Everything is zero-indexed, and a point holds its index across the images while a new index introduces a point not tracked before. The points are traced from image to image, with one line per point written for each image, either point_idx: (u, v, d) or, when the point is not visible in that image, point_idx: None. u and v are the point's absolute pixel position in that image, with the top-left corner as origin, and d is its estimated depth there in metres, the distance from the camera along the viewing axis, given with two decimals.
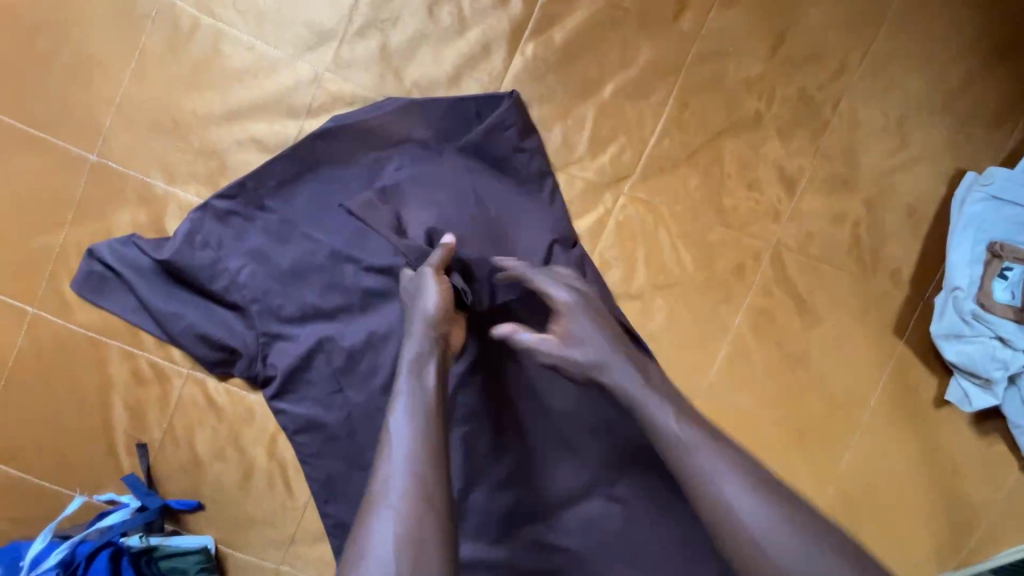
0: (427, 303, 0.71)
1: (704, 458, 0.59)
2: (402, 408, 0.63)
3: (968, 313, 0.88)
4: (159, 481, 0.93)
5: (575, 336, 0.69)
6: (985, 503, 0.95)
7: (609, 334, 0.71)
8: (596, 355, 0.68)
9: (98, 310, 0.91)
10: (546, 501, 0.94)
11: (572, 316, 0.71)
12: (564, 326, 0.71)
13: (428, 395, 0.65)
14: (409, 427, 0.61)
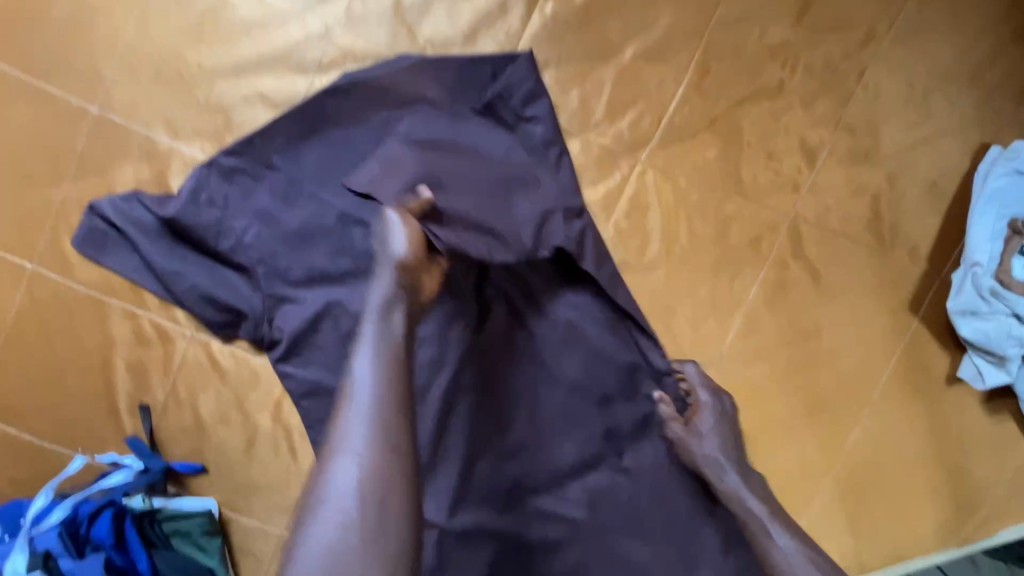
0: (395, 248, 0.69)
1: (783, 543, 0.76)
2: (365, 351, 0.59)
3: (987, 290, 0.87)
4: (162, 443, 0.92)
5: (696, 429, 0.90)
6: (991, 481, 0.95)
7: (727, 436, 0.90)
8: (712, 454, 0.88)
9: (100, 268, 0.89)
10: (552, 471, 0.94)
11: (701, 414, 0.90)
12: (694, 427, 0.90)
13: (395, 338, 0.61)
14: (372, 371, 0.58)
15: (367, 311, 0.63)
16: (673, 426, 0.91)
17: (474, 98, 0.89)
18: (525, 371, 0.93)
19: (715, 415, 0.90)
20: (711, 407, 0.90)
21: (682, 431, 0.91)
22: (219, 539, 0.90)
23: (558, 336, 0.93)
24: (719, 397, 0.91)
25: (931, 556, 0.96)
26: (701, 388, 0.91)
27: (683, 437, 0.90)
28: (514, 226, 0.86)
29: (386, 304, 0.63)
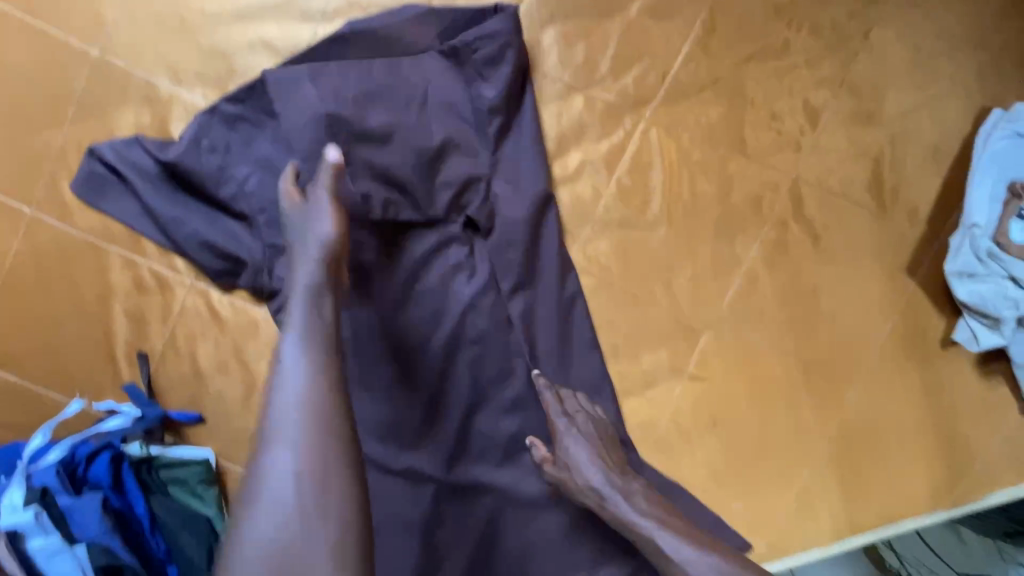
0: (322, 228, 0.70)
1: (685, 556, 0.75)
2: (293, 339, 0.61)
3: (984, 252, 0.88)
4: (159, 391, 0.92)
5: (566, 465, 0.86)
6: (983, 444, 0.97)
7: (595, 456, 0.86)
8: (595, 482, 0.84)
9: (99, 214, 0.88)
10: (550, 424, 0.95)
11: (565, 446, 0.86)
12: (568, 459, 0.86)
13: (323, 324, 0.63)
14: (300, 356, 0.59)
15: (292, 299, 0.65)
16: (549, 468, 0.88)
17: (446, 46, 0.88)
18: (517, 330, 0.93)
19: (584, 437, 0.87)
20: (577, 434, 0.87)
21: (557, 469, 0.87)
22: (216, 488, 0.90)
23: (560, 298, 0.93)
24: (583, 423, 0.89)
25: (920, 518, 0.98)
26: (562, 415, 0.88)
27: (562, 474, 0.86)
28: (433, 187, 0.89)
29: (310, 293, 0.65)
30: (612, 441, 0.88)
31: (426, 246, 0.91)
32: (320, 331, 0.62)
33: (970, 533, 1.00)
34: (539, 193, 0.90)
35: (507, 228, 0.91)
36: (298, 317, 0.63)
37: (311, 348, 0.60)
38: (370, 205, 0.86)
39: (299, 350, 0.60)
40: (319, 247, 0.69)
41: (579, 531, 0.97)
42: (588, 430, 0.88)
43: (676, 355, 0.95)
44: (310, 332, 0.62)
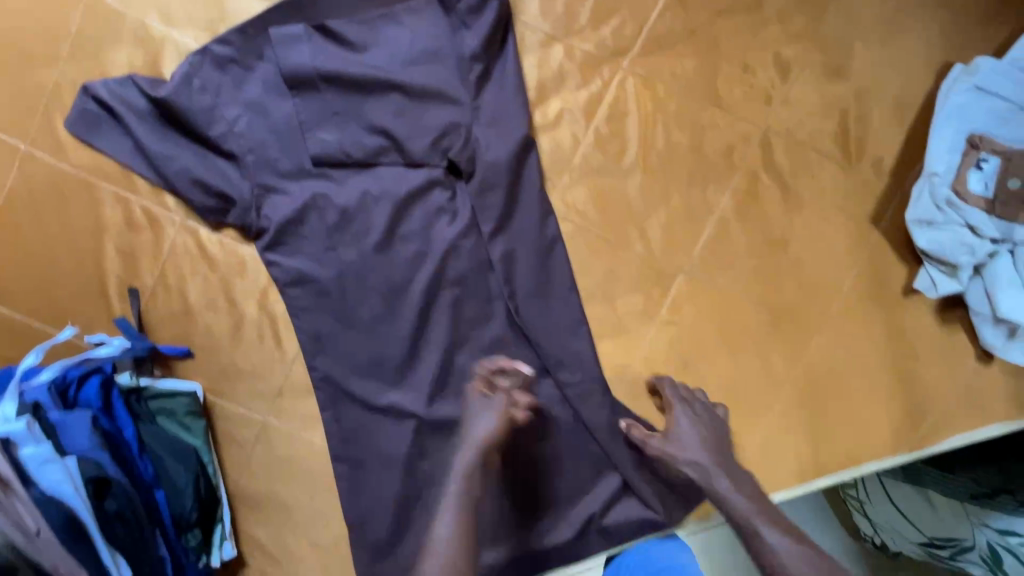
0: (481, 428, 0.87)
1: (775, 542, 0.77)
2: (445, 515, 0.81)
3: (943, 200, 0.92)
4: (150, 326, 0.95)
5: (675, 439, 0.91)
6: (940, 390, 1.01)
7: (706, 440, 0.90)
8: (698, 459, 0.88)
9: (91, 151, 0.91)
10: (526, 364, 0.99)
11: (676, 422, 0.92)
12: (673, 437, 0.91)
13: (470, 511, 0.82)
14: (449, 531, 0.79)
15: (451, 478, 0.85)
16: (652, 441, 0.93)
17: None
18: (496, 271, 0.97)
19: (692, 421, 0.92)
20: (686, 413, 0.93)
21: (662, 443, 0.92)
22: (203, 420, 0.94)
23: (541, 240, 0.96)
24: (690, 406, 0.94)
25: (884, 460, 1.02)
26: (679, 398, 0.95)
27: (664, 447, 0.91)
28: (416, 132, 0.93)
29: (464, 480, 0.84)
30: (717, 432, 0.92)
31: (409, 187, 0.94)
32: (466, 514, 0.81)
33: (940, 499, 0.96)
34: (521, 136, 0.93)
35: (489, 172, 0.93)
36: (453, 504, 0.82)
37: (461, 525, 0.80)
38: (349, 156, 0.93)
39: (447, 521, 0.80)
40: (478, 443, 0.86)
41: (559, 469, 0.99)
42: (704, 417, 0.94)
43: (650, 299, 0.99)
44: (456, 513, 0.81)
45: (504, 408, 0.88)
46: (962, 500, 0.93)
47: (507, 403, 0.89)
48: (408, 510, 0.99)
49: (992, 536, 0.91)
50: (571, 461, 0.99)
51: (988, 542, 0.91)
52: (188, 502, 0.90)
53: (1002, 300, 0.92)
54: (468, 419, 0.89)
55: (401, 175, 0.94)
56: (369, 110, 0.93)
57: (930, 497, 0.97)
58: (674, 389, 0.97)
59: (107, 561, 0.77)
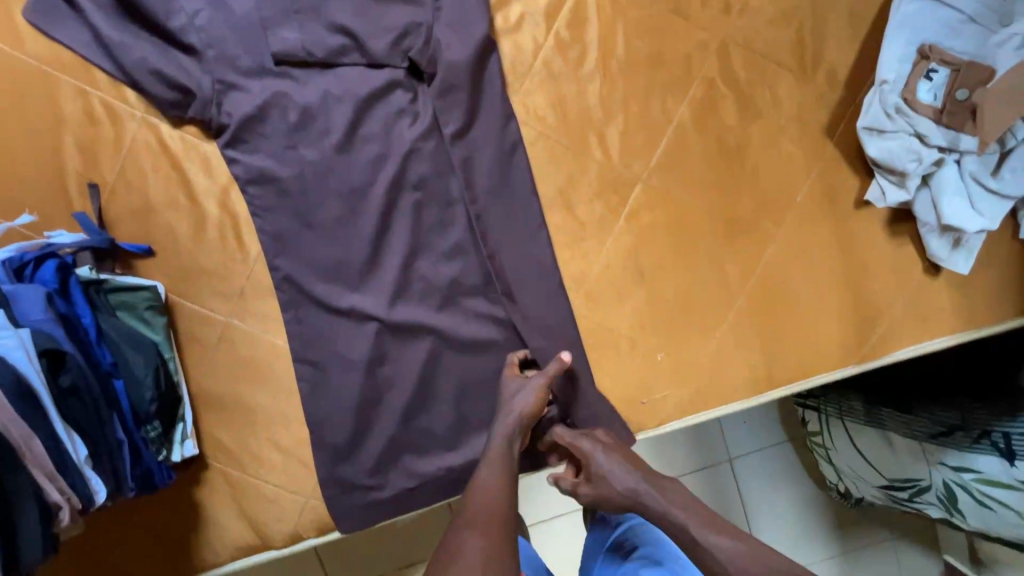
0: (522, 402, 0.91)
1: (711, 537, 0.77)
2: (484, 467, 0.85)
3: (892, 107, 0.95)
4: (109, 224, 0.95)
5: (598, 478, 0.87)
6: (888, 301, 1.03)
7: (625, 464, 0.87)
8: (626, 485, 0.85)
9: (50, 42, 0.91)
10: (484, 271, 1.00)
11: (591, 460, 0.89)
12: (594, 474, 0.88)
13: (509, 464, 0.86)
14: (485, 477, 0.83)
15: (489, 442, 0.89)
16: (582, 487, 0.89)
17: None
18: (456, 174, 0.98)
19: (604, 451, 0.89)
20: (596, 446, 0.90)
21: (590, 485, 0.88)
22: (164, 317, 0.95)
23: (501, 143, 0.98)
24: (596, 440, 0.91)
25: (834, 373, 1.04)
26: (583, 438, 0.91)
27: (592, 487, 0.88)
28: (377, 31, 0.94)
29: (500, 444, 0.87)
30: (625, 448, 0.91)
31: (370, 88, 0.95)
32: (506, 470, 0.84)
33: (901, 440, 1.17)
34: (481, 36, 0.95)
35: (449, 73, 0.95)
36: (491, 459, 0.86)
37: (499, 479, 0.82)
38: (311, 54, 0.94)
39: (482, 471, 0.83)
40: (518, 415, 0.90)
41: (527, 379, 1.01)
42: (610, 445, 0.91)
43: (609, 207, 1.00)
44: (495, 467, 0.84)
45: (542, 387, 0.91)
46: (921, 441, 1.13)
47: (546, 384, 0.92)
48: (368, 414, 1.00)
49: (948, 473, 1.11)
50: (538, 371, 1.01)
51: (944, 479, 1.12)
52: (147, 393, 0.90)
53: (946, 207, 0.95)
54: (505, 396, 0.94)
55: (362, 75, 0.95)
56: (331, 9, 0.94)
57: (893, 439, 1.19)
58: (571, 434, 0.93)
59: (62, 434, 0.76)
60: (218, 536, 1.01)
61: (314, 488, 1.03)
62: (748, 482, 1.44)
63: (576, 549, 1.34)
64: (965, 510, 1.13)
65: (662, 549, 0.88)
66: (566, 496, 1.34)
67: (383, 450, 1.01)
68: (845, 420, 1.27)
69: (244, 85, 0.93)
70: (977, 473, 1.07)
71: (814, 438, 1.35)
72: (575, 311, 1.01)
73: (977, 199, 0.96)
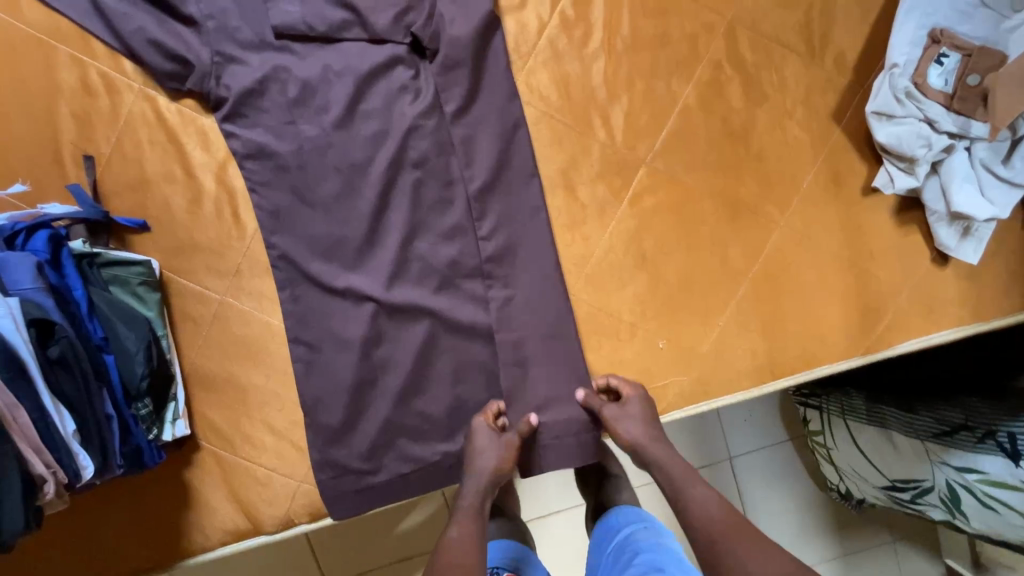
0: (490, 458, 0.92)
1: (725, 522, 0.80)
2: (457, 522, 0.87)
3: (901, 91, 0.93)
4: (104, 197, 0.94)
5: (628, 418, 0.93)
6: (894, 290, 1.01)
7: (654, 426, 0.94)
8: (642, 434, 0.92)
9: (46, 9, 0.90)
10: (481, 257, 0.98)
11: (631, 404, 0.94)
12: (624, 409, 0.94)
13: (479, 520, 0.88)
14: (457, 531, 0.85)
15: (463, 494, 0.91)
16: (608, 411, 0.94)
17: None
18: (457, 153, 0.96)
19: (643, 406, 0.95)
20: (640, 397, 0.95)
21: (614, 416, 0.93)
22: (157, 292, 0.93)
23: (504, 121, 0.96)
24: (646, 394, 0.96)
25: (839, 364, 1.02)
26: (633, 388, 0.97)
27: (616, 414, 0.94)
28: (379, 6, 0.92)
29: (472, 501, 0.90)
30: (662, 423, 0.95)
31: (370, 63, 0.93)
32: (478, 525, 0.87)
33: (903, 440, 1.16)
34: (485, 12, 0.93)
35: (453, 49, 0.93)
36: (461, 515, 0.88)
37: (467, 535, 0.84)
38: (312, 29, 0.92)
39: (456, 528, 0.85)
40: (488, 473, 0.91)
41: (529, 363, 0.99)
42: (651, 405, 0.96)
43: (610, 189, 0.98)
44: (467, 526, 0.86)
45: (511, 448, 0.92)
46: (922, 441, 1.12)
47: (513, 441, 0.93)
48: (363, 395, 0.98)
49: (951, 474, 1.09)
50: (544, 364, 0.99)
51: (947, 480, 1.10)
52: (138, 369, 0.88)
53: (956, 194, 0.93)
54: (472, 449, 0.93)
55: (363, 51, 0.94)
56: None
57: (894, 438, 1.17)
58: (626, 382, 0.98)
59: (50, 407, 0.74)
60: (207, 517, 0.99)
61: (307, 471, 1.01)
62: (748, 479, 1.42)
63: (573, 547, 1.32)
64: (969, 511, 1.10)
65: (670, 559, 0.83)
66: (565, 494, 1.32)
67: (378, 433, 0.99)
68: (847, 419, 1.26)
69: (242, 58, 0.91)
70: (981, 474, 1.04)
71: (816, 437, 1.34)
72: (573, 295, 1.00)
73: (987, 186, 0.94)
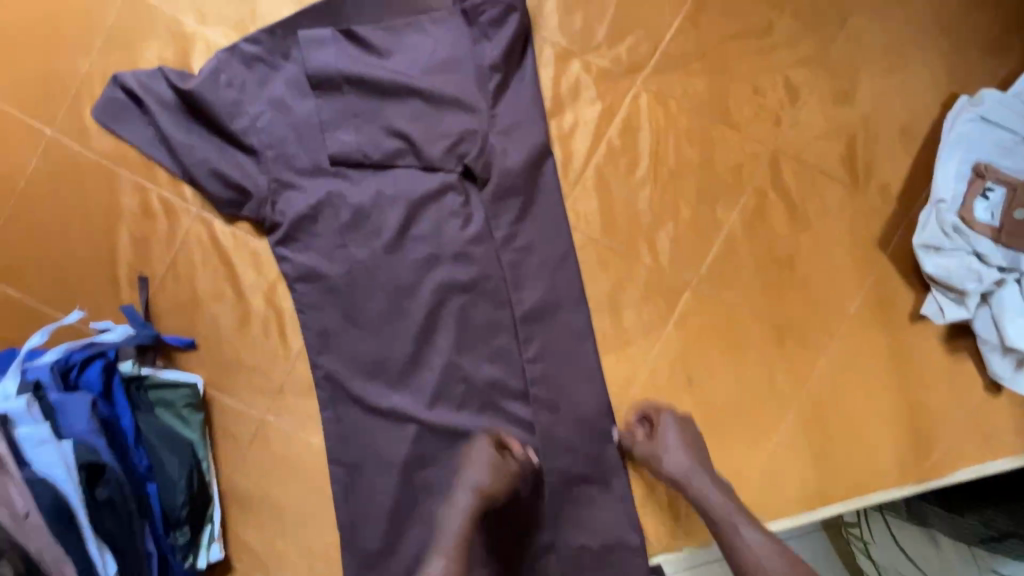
0: (479, 481, 0.88)
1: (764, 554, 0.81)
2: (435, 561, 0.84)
3: (950, 226, 0.94)
4: (156, 316, 0.95)
5: (664, 449, 0.91)
6: (945, 418, 0.99)
7: (692, 451, 0.91)
8: (681, 463, 0.89)
9: (114, 138, 0.94)
10: (525, 378, 0.97)
11: (665, 432, 0.92)
12: (659, 440, 0.91)
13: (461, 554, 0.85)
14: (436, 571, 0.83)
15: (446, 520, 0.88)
16: (643, 444, 0.93)
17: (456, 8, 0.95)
18: (506, 277, 0.96)
19: (678, 430, 0.92)
20: (674, 423, 0.93)
21: (648, 447, 0.92)
22: (201, 414, 0.91)
23: (552, 249, 0.97)
24: (680, 416, 0.94)
25: (891, 491, 0.98)
26: (666, 412, 0.94)
27: (650, 448, 0.92)
28: (433, 137, 0.95)
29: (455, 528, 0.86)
30: (701, 441, 0.93)
31: (422, 191, 0.95)
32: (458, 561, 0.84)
33: (948, 542, 1.00)
34: (537, 145, 0.96)
35: (505, 180, 0.95)
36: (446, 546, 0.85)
37: None
38: (367, 157, 0.94)
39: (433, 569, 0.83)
40: (474, 499, 0.88)
41: (574, 486, 0.96)
42: (687, 425, 0.94)
43: (656, 312, 0.98)
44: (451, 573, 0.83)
45: (506, 477, 0.90)
46: (972, 546, 0.97)
47: (512, 471, 0.91)
48: (402, 520, 0.95)
49: None
50: (588, 489, 0.97)
51: None
52: (180, 497, 0.86)
53: (1011, 330, 0.92)
54: (465, 465, 0.91)
55: (416, 178, 0.95)
56: (392, 117, 0.95)
57: (939, 539, 1.00)
58: (658, 406, 0.96)
59: (95, 555, 0.77)
60: None
61: None
62: None
63: None
64: None
65: None
66: None
67: (414, 562, 0.94)
68: (885, 512, 1.05)
69: (297, 184, 0.94)
70: None
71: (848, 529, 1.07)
72: (619, 417, 0.98)
73: None
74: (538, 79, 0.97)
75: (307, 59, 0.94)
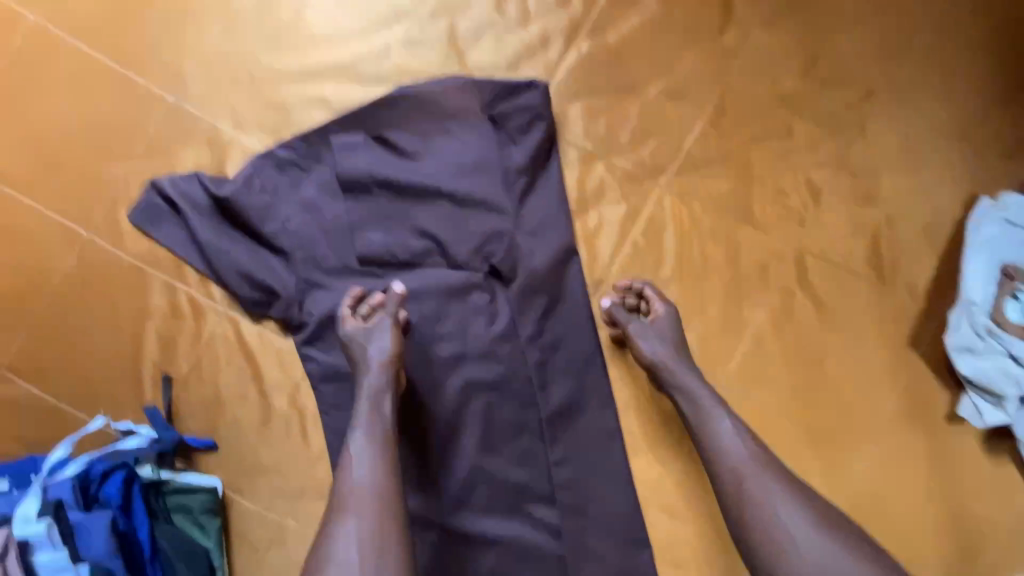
0: (375, 352, 0.86)
1: (736, 447, 0.80)
2: (357, 440, 0.79)
3: (982, 327, 0.94)
4: (178, 416, 0.93)
5: (655, 333, 0.91)
6: (994, 524, 0.94)
7: (677, 344, 0.91)
8: (664, 352, 0.89)
9: (147, 241, 0.95)
10: (552, 480, 0.94)
11: (659, 321, 0.92)
12: (652, 325, 0.92)
13: (386, 423, 0.82)
14: (364, 449, 0.78)
15: (359, 396, 0.84)
16: (632, 323, 0.93)
17: (484, 114, 0.98)
18: (532, 377, 0.95)
19: (668, 321, 0.93)
20: (668, 314, 0.93)
21: (637, 330, 0.92)
22: (218, 520, 0.90)
23: (579, 347, 0.96)
24: (671, 308, 0.94)
25: None
26: (659, 300, 0.94)
27: (642, 331, 0.92)
28: (460, 238, 0.96)
29: (375, 402, 0.83)
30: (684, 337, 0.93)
31: (449, 290, 0.95)
32: (379, 433, 0.80)
33: None
34: (562, 244, 0.97)
35: (531, 279, 0.96)
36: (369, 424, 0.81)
37: None
38: (395, 257, 0.96)
39: (362, 441, 0.79)
40: (377, 367, 0.85)
41: None
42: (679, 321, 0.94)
43: None
44: (375, 447, 0.78)
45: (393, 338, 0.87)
46: None
47: (393, 327, 0.88)
48: None
49: None
50: None
51: None
52: None
53: None
54: (355, 342, 0.87)
55: (442, 277, 0.96)
56: (419, 217, 0.96)
57: None
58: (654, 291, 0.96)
59: None
60: None
61: None
62: None
63: None
64: None
65: None
66: None
67: None
68: None
69: (326, 284, 0.95)
70: None
71: None
72: (651, 523, 0.94)
73: None
74: (563, 180, 0.99)
75: (339, 162, 0.96)
